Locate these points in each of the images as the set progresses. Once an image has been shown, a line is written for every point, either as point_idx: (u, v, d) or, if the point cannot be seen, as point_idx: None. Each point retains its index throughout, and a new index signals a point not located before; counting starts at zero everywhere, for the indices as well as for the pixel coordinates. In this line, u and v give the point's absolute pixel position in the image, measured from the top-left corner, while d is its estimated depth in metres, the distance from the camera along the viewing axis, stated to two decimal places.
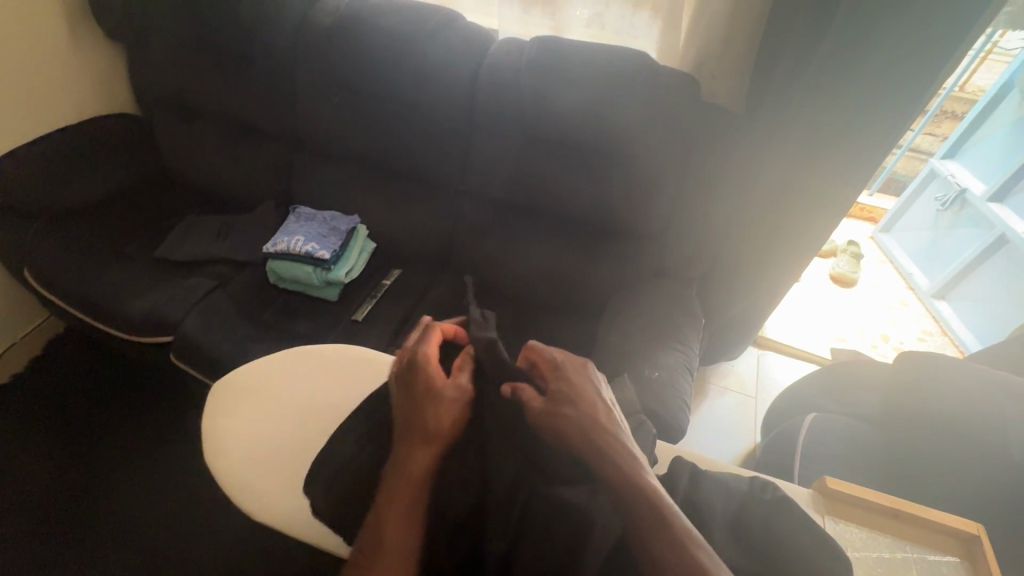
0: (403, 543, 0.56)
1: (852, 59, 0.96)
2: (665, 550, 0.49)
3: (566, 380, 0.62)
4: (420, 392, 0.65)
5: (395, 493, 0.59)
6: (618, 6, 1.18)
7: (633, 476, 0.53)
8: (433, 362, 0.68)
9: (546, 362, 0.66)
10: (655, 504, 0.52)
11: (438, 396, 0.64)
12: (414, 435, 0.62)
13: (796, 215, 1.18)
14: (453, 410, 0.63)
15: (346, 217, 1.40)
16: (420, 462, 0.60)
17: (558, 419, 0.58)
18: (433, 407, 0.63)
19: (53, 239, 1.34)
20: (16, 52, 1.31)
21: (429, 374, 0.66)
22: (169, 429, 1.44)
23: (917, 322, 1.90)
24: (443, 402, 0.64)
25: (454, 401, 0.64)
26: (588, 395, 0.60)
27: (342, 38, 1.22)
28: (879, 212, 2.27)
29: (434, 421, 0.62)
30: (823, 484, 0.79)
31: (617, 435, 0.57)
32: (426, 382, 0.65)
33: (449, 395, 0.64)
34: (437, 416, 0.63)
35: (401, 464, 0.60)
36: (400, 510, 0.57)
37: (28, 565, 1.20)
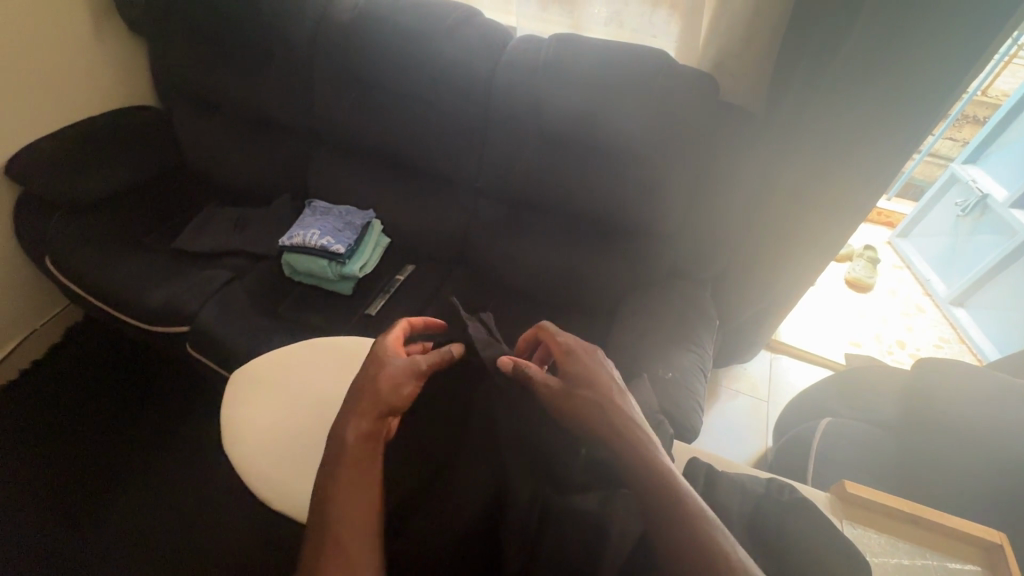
0: (358, 517, 0.52)
1: (876, 61, 0.95)
2: (684, 528, 0.49)
3: (580, 364, 0.64)
4: (369, 362, 0.66)
5: (334, 453, 0.57)
6: (637, 4, 1.18)
7: (645, 457, 0.54)
8: (390, 342, 0.70)
9: (558, 346, 0.67)
10: (670, 484, 0.52)
11: (386, 365, 0.65)
12: (355, 399, 0.62)
13: (815, 217, 1.17)
14: (398, 376, 0.64)
15: (361, 212, 1.41)
16: (359, 421, 0.59)
17: (579, 401, 0.59)
18: (378, 372, 0.64)
19: (75, 229, 1.36)
20: (41, 44, 1.32)
21: (380, 350, 0.68)
22: (183, 418, 1.46)
23: (934, 329, 1.88)
24: (389, 368, 0.64)
25: (401, 368, 0.65)
26: (603, 378, 0.62)
27: (361, 34, 1.22)
28: (896, 216, 2.24)
29: (376, 385, 0.62)
30: (842, 488, 0.79)
31: (631, 417, 0.58)
32: (375, 356, 0.67)
33: (395, 364, 0.65)
34: (378, 380, 0.63)
35: (340, 428, 0.59)
36: (343, 467, 0.55)
37: (45, 549, 1.22)
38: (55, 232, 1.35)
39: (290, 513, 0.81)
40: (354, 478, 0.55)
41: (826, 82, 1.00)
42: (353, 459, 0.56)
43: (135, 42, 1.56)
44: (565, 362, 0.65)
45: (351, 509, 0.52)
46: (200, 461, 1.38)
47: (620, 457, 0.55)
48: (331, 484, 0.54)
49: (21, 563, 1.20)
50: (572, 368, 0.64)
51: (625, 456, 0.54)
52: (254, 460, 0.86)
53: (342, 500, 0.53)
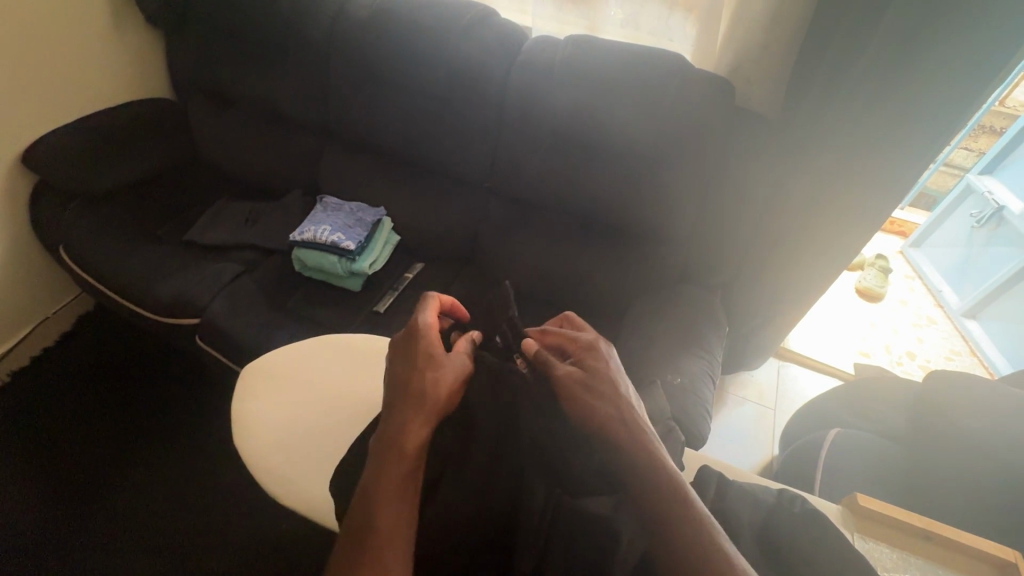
0: (400, 521, 0.52)
1: (895, 72, 0.94)
2: (683, 531, 0.50)
3: (599, 362, 0.64)
4: (421, 358, 0.66)
5: (388, 458, 0.56)
6: (654, 7, 1.17)
7: (654, 462, 0.54)
8: (436, 335, 0.69)
9: (577, 342, 0.68)
10: (672, 488, 0.53)
11: (440, 368, 0.66)
12: (412, 401, 0.62)
13: (829, 226, 1.16)
14: (451, 382, 0.66)
15: (372, 210, 1.41)
16: (415, 427, 0.59)
17: (587, 399, 0.60)
18: (435, 376, 0.65)
19: (89, 219, 1.37)
20: (60, 35, 1.34)
21: (433, 345, 0.68)
22: (191, 410, 1.47)
23: (945, 341, 1.87)
24: (443, 372, 0.66)
25: (454, 374, 0.67)
26: (612, 379, 0.62)
27: (376, 32, 1.22)
28: (909, 226, 2.22)
29: (434, 391, 0.63)
30: (854, 500, 0.78)
31: (636, 420, 0.59)
32: (426, 351, 0.67)
33: (448, 368, 0.67)
34: (437, 385, 0.64)
35: (396, 430, 0.58)
36: (393, 474, 0.55)
37: (52, 536, 1.23)
38: (69, 222, 1.36)
39: (299, 508, 0.81)
40: (403, 486, 0.54)
41: (844, 92, 0.99)
42: (405, 468, 0.56)
43: (153, 36, 1.57)
44: (585, 359, 0.65)
45: (399, 519, 0.52)
46: (207, 454, 1.39)
47: (630, 461, 0.55)
48: (380, 490, 0.53)
49: (28, 550, 1.21)
50: (586, 365, 0.64)
51: (634, 458, 0.55)
52: (264, 454, 0.86)
53: (391, 508, 0.52)
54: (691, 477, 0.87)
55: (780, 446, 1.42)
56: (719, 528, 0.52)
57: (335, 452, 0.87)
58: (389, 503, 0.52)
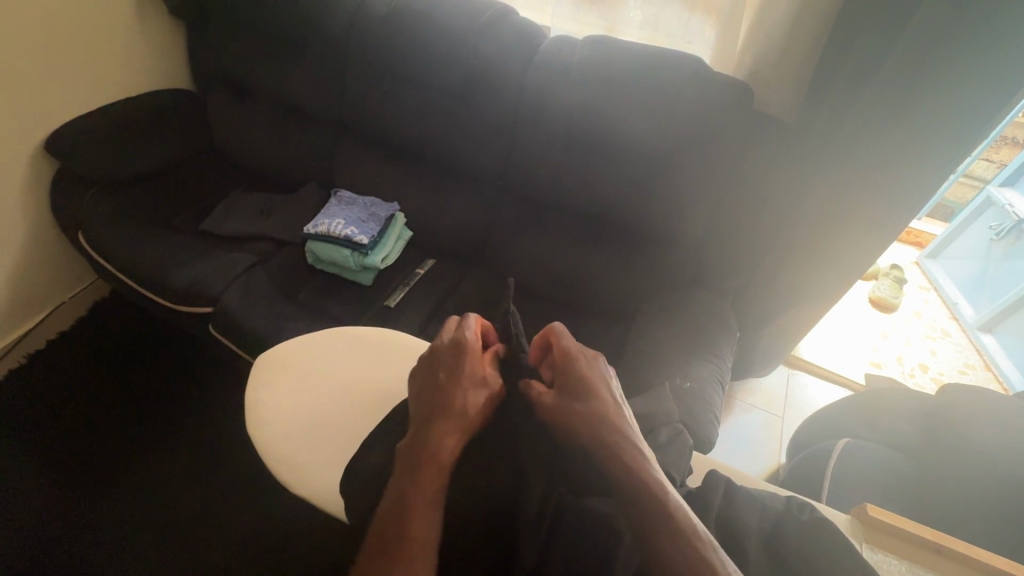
0: (431, 534, 0.49)
1: (918, 82, 0.93)
2: (669, 542, 0.48)
3: (577, 369, 0.63)
4: (463, 377, 0.64)
5: (425, 469, 0.54)
6: (674, 8, 1.16)
7: (632, 469, 0.53)
8: (479, 355, 0.67)
9: (559, 356, 0.66)
10: (655, 495, 0.51)
11: (479, 388, 0.64)
12: (445, 414, 0.60)
13: (843, 236, 1.15)
14: (485, 404, 0.63)
15: (385, 204, 1.42)
16: (450, 442, 0.57)
17: (568, 414, 0.59)
18: (470, 396, 0.62)
19: (108, 206, 1.40)
20: (86, 25, 1.36)
21: (476, 366, 0.65)
22: (200, 397, 1.48)
23: (959, 355, 1.84)
24: (480, 395, 0.63)
25: (489, 398, 0.63)
26: (597, 389, 0.61)
27: (395, 29, 1.23)
28: (926, 237, 2.18)
29: (466, 408, 0.61)
30: (863, 511, 0.78)
31: (619, 428, 0.57)
32: (468, 371, 0.65)
33: (486, 391, 0.64)
34: (471, 405, 0.62)
35: (430, 443, 0.57)
36: (425, 489, 0.53)
37: (66, 513, 1.26)
38: (89, 209, 1.39)
39: (308, 498, 0.83)
40: (435, 500, 0.52)
41: (863, 102, 0.98)
42: (437, 482, 0.54)
43: (174, 26, 1.59)
44: (562, 367, 0.65)
45: (429, 534, 0.49)
46: (213, 442, 1.41)
47: (605, 472, 0.55)
48: (413, 505, 0.51)
49: (40, 529, 1.24)
50: (569, 376, 0.63)
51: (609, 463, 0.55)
52: (275, 443, 0.87)
53: (422, 524, 0.50)
54: (700, 482, 0.90)
55: (788, 454, 1.40)
56: (709, 538, 0.50)
57: (343, 445, 0.87)
58: (423, 516, 0.50)
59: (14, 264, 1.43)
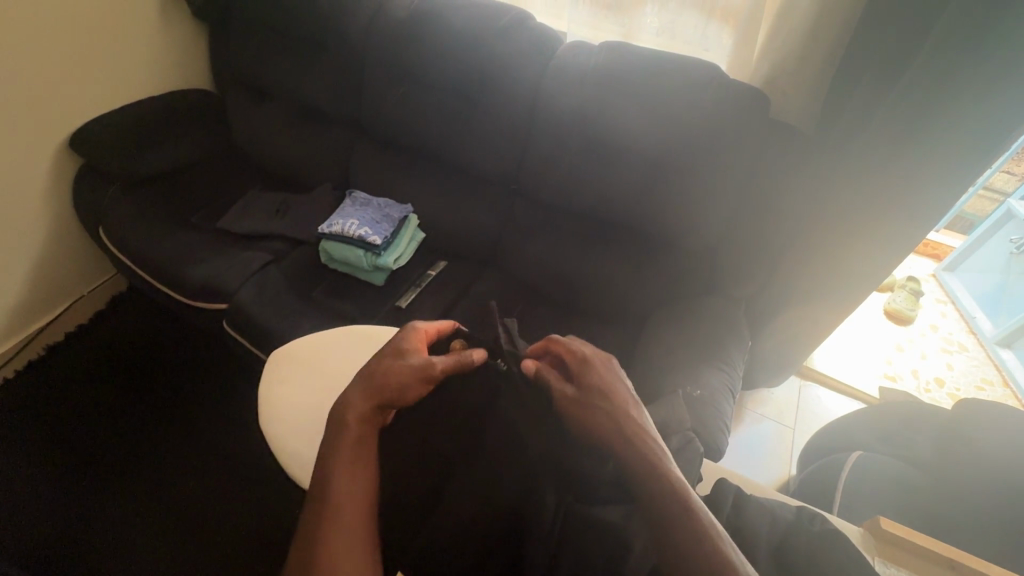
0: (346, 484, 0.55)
1: (939, 91, 0.91)
2: (693, 543, 0.49)
3: (596, 375, 0.64)
4: (389, 351, 0.70)
5: (339, 430, 0.60)
6: (691, 16, 1.16)
7: (656, 469, 0.54)
8: (415, 335, 0.73)
9: (573, 357, 0.68)
10: (680, 497, 0.52)
11: (400, 359, 0.68)
12: (361, 381, 0.66)
13: (859, 246, 1.14)
14: (404, 373, 0.66)
15: (399, 206, 1.43)
16: (360, 400, 0.63)
17: (590, 413, 0.61)
18: (391, 365, 0.67)
19: (129, 201, 1.43)
20: (113, 27, 1.40)
21: (405, 342, 0.72)
22: (213, 393, 1.50)
23: (977, 369, 1.81)
24: (400, 364, 0.68)
25: (409, 365, 0.67)
26: (617, 392, 0.62)
27: (412, 34, 1.25)
28: (944, 249, 2.14)
29: (382, 376, 0.66)
30: (876, 524, 0.77)
31: (641, 430, 0.58)
32: (396, 346, 0.71)
33: (409, 361, 0.68)
34: (386, 373, 0.66)
35: (345, 404, 0.63)
36: (346, 442, 0.59)
37: (79, 503, 1.28)
38: (109, 205, 1.41)
39: None
40: (355, 453, 0.58)
41: (881, 113, 0.98)
42: (354, 435, 0.60)
43: (195, 27, 1.62)
44: (579, 372, 0.66)
45: (356, 478, 0.56)
46: (224, 439, 1.42)
47: (628, 473, 0.55)
48: (333, 464, 0.57)
49: (55, 518, 1.26)
50: (590, 377, 0.64)
51: (633, 464, 0.55)
52: (287, 438, 0.88)
53: (342, 476, 0.56)
54: (710, 490, 0.90)
55: (798, 467, 1.39)
56: (726, 535, 0.51)
57: None
58: (340, 472, 0.56)
59: (36, 258, 1.46)
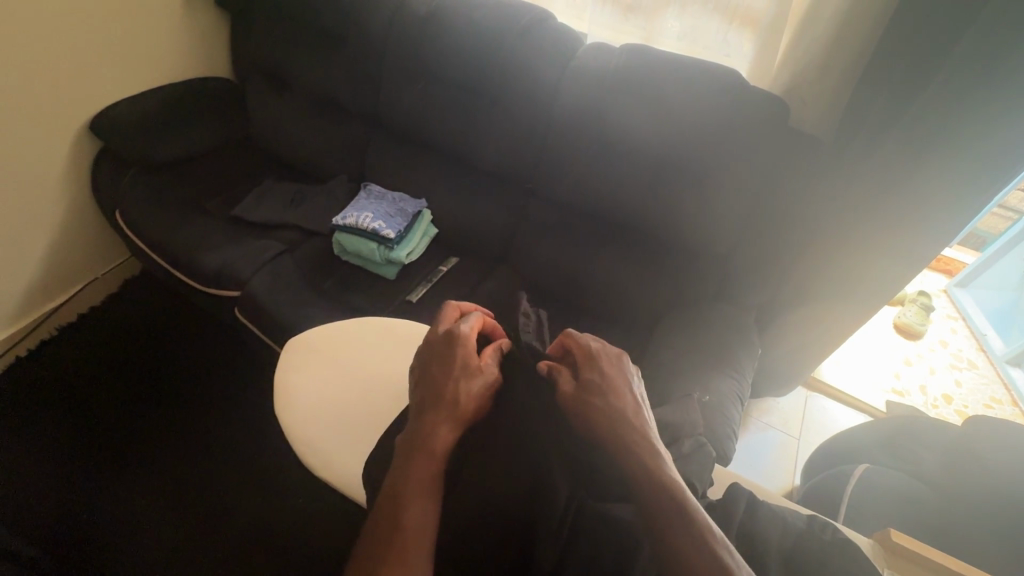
0: (422, 520, 0.51)
1: (962, 107, 0.91)
2: (686, 551, 0.48)
3: (598, 370, 0.62)
4: (456, 367, 0.64)
5: (418, 457, 0.56)
6: (713, 22, 1.16)
7: (656, 475, 0.52)
8: (472, 344, 0.67)
9: (582, 350, 0.66)
10: (676, 502, 0.51)
11: (472, 378, 0.64)
12: (439, 405, 0.61)
13: (875, 258, 1.13)
14: (481, 395, 0.64)
15: (413, 201, 1.44)
16: (443, 430, 0.59)
17: (589, 411, 0.59)
18: (466, 386, 0.63)
19: (146, 187, 1.44)
20: (136, 14, 1.41)
21: (467, 355, 0.66)
22: (224, 380, 1.51)
23: (985, 387, 1.80)
24: (474, 384, 0.64)
25: (482, 387, 0.64)
26: (620, 390, 0.60)
27: (435, 30, 1.25)
28: (957, 264, 2.13)
29: (462, 399, 0.62)
30: (887, 535, 0.76)
31: (642, 430, 0.56)
32: (462, 362, 0.65)
33: (480, 379, 0.65)
34: (464, 397, 0.62)
35: (426, 431, 0.58)
36: (422, 475, 0.54)
37: (90, 484, 1.30)
38: (126, 189, 1.43)
39: (331, 482, 0.83)
40: (432, 485, 0.54)
41: (900, 127, 0.97)
42: (430, 472, 0.55)
43: (217, 17, 1.64)
44: (583, 367, 0.64)
45: (428, 524, 0.51)
46: (230, 428, 1.42)
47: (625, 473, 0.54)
48: (406, 491, 0.53)
49: (65, 498, 1.27)
50: (591, 372, 0.63)
51: (631, 468, 0.54)
52: (301, 426, 0.88)
53: (417, 508, 0.52)
54: (721, 495, 0.89)
55: (803, 478, 1.38)
56: (720, 535, 0.50)
57: (364, 432, 0.88)
58: (416, 506, 0.52)
59: (52, 240, 1.48)
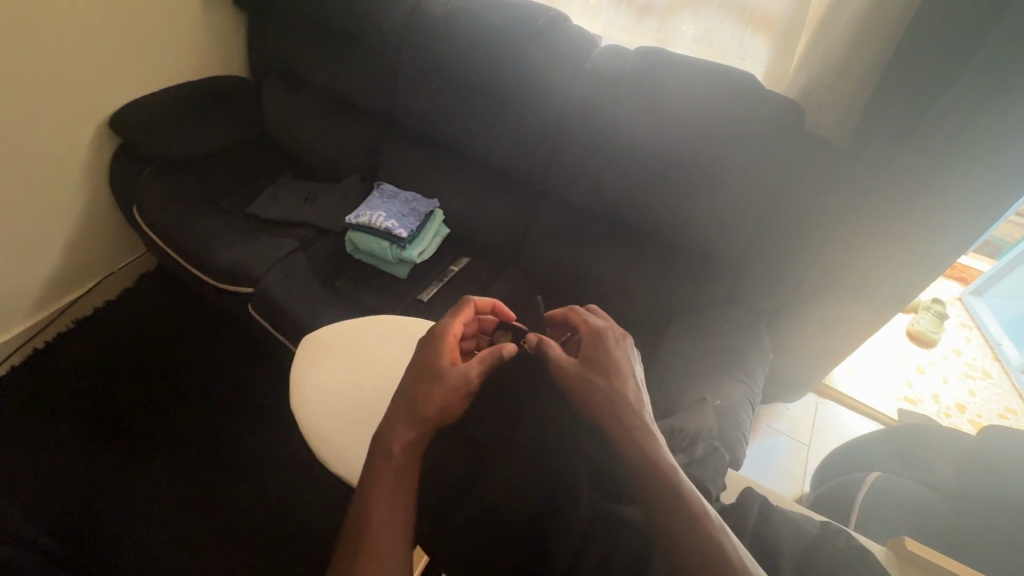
0: (385, 518, 0.54)
1: (985, 112, 0.90)
2: (681, 525, 0.50)
3: (603, 350, 0.66)
4: (422, 369, 0.66)
5: (380, 461, 0.58)
6: (729, 25, 1.16)
7: (653, 452, 0.55)
8: (443, 344, 0.68)
9: (587, 328, 0.70)
10: (671, 478, 0.53)
11: (437, 377, 0.65)
12: (403, 408, 0.63)
13: (891, 263, 1.12)
14: (449, 393, 0.64)
15: (425, 200, 1.45)
16: (403, 432, 0.61)
17: (590, 387, 0.61)
18: (429, 387, 0.64)
19: (163, 182, 1.46)
20: (156, 13, 1.43)
21: (434, 356, 0.67)
22: (237, 375, 1.53)
23: (1000, 398, 1.77)
24: (440, 383, 0.64)
25: (450, 387, 0.64)
26: (622, 369, 0.63)
27: (450, 31, 1.26)
28: (972, 272, 2.11)
29: (427, 401, 0.63)
30: (901, 543, 0.76)
31: (641, 411, 0.59)
32: (428, 363, 0.67)
33: (446, 378, 0.65)
34: (428, 398, 0.63)
35: (388, 433, 0.61)
36: (384, 477, 0.57)
37: (101, 474, 1.31)
38: (144, 184, 1.45)
39: (344, 478, 0.84)
40: (396, 485, 0.57)
41: (918, 132, 0.96)
42: (394, 473, 0.58)
43: (234, 16, 1.66)
44: (590, 345, 0.67)
45: (391, 520, 0.54)
46: (239, 424, 1.43)
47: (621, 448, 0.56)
48: (374, 491, 0.56)
49: (76, 488, 1.29)
50: (597, 351, 0.66)
51: (629, 445, 0.56)
52: (315, 421, 0.89)
53: (381, 506, 0.55)
54: (734, 500, 0.88)
55: (812, 486, 1.37)
56: (715, 518, 0.52)
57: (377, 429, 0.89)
58: (379, 507, 0.55)
59: (71, 234, 1.50)
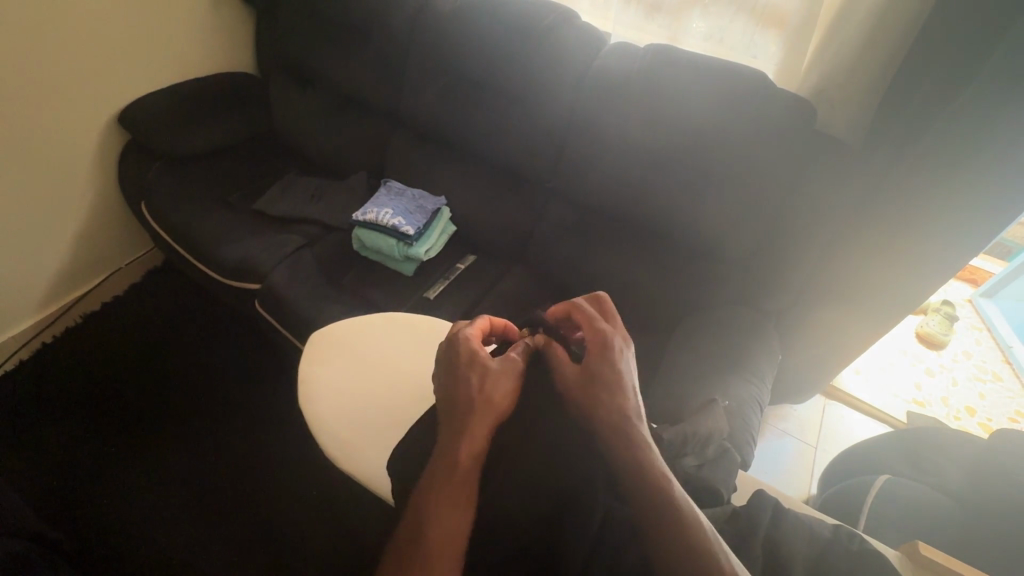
0: (451, 530, 0.52)
1: (1002, 112, 0.88)
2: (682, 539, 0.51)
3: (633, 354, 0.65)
4: (464, 362, 0.64)
5: (443, 470, 0.56)
6: (741, 22, 1.15)
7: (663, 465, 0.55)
8: (474, 340, 0.67)
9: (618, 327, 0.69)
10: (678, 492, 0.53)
11: (484, 368, 0.63)
12: (460, 410, 0.60)
13: (903, 264, 1.11)
14: (502, 382, 0.63)
15: (432, 198, 1.45)
16: (467, 443, 0.58)
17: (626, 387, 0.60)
18: (480, 381, 0.62)
19: (171, 178, 1.46)
20: (165, 8, 1.44)
21: (471, 350, 0.65)
22: (244, 371, 1.53)
23: (1011, 401, 1.75)
24: (488, 373, 0.63)
25: (501, 376, 0.63)
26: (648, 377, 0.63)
27: (459, 28, 1.25)
28: (982, 274, 2.09)
29: (482, 395, 0.61)
30: (914, 548, 0.75)
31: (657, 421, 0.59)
32: (469, 357, 0.65)
33: (494, 367, 0.64)
34: (486, 388, 0.62)
35: (450, 442, 0.58)
36: (448, 488, 0.54)
37: (111, 470, 1.32)
38: (153, 180, 1.45)
39: (352, 475, 0.84)
40: (458, 497, 0.54)
41: (933, 132, 0.95)
42: (458, 482, 0.55)
43: (241, 13, 1.66)
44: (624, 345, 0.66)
45: (453, 533, 0.52)
46: (247, 420, 1.43)
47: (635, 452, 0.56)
48: (437, 502, 0.54)
49: (86, 485, 1.29)
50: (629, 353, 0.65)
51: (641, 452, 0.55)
52: (323, 418, 0.89)
53: (446, 519, 0.53)
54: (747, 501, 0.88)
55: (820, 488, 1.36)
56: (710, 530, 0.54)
57: (385, 427, 0.88)
58: (444, 520, 0.52)
59: (79, 229, 1.51)
